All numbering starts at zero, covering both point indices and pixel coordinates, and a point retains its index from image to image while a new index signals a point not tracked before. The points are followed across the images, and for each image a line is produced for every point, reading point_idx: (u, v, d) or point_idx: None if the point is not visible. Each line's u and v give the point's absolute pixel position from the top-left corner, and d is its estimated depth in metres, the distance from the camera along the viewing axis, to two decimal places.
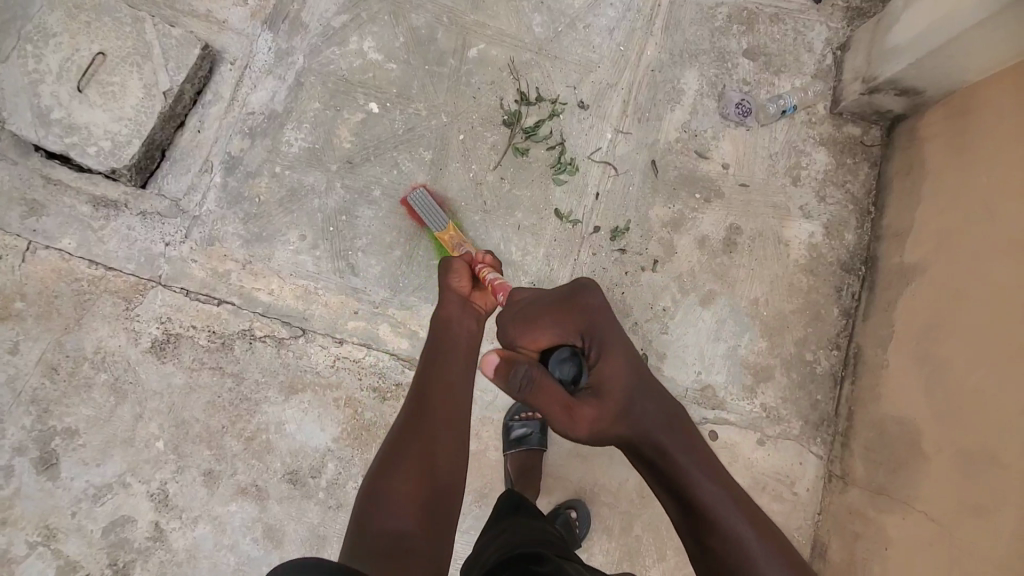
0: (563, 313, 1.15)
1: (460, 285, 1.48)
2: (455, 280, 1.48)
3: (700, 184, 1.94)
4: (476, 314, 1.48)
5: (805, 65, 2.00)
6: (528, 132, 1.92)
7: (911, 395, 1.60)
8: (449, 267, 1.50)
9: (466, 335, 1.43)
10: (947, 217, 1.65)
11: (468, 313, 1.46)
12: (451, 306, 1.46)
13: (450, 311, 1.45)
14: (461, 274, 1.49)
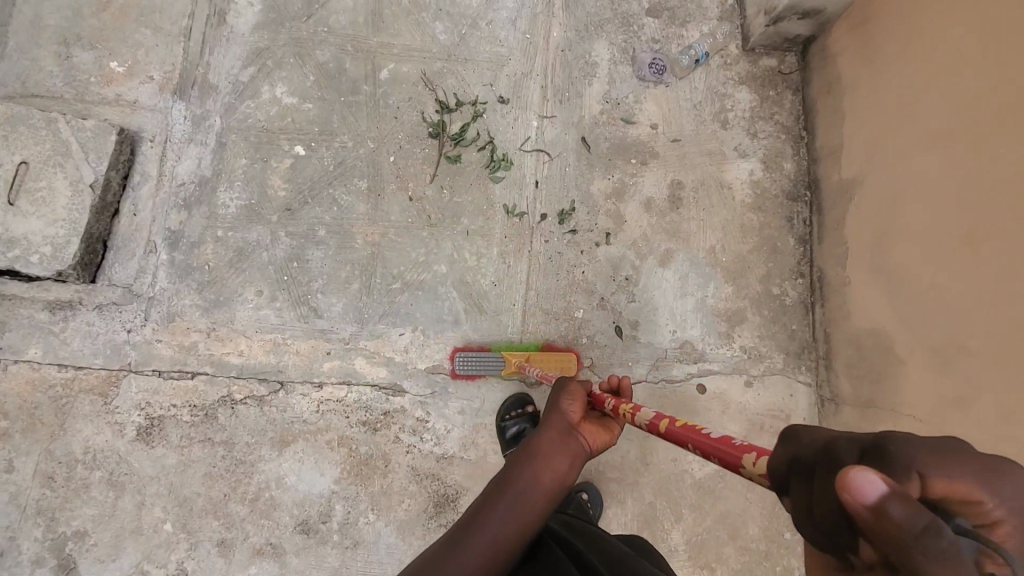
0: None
1: (573, 412, 1.14)
2: (568, 403, 1.16)
3: (633, 149, 1.96)
4: (579, 452, 1.11)
5: (707, 10, 2.02)
6: (456, 139, 1.93)
7: (877, 304, 1.62)
8: (568, 389, 1.19)
9: (554, 476, 1.07)
10: (871, 124, 1.67)
11: (567, 449, 1.09)
12: (552, 430, 1.11)
13: (546, 436, 1.10)
14: (575, 399, 1.17)
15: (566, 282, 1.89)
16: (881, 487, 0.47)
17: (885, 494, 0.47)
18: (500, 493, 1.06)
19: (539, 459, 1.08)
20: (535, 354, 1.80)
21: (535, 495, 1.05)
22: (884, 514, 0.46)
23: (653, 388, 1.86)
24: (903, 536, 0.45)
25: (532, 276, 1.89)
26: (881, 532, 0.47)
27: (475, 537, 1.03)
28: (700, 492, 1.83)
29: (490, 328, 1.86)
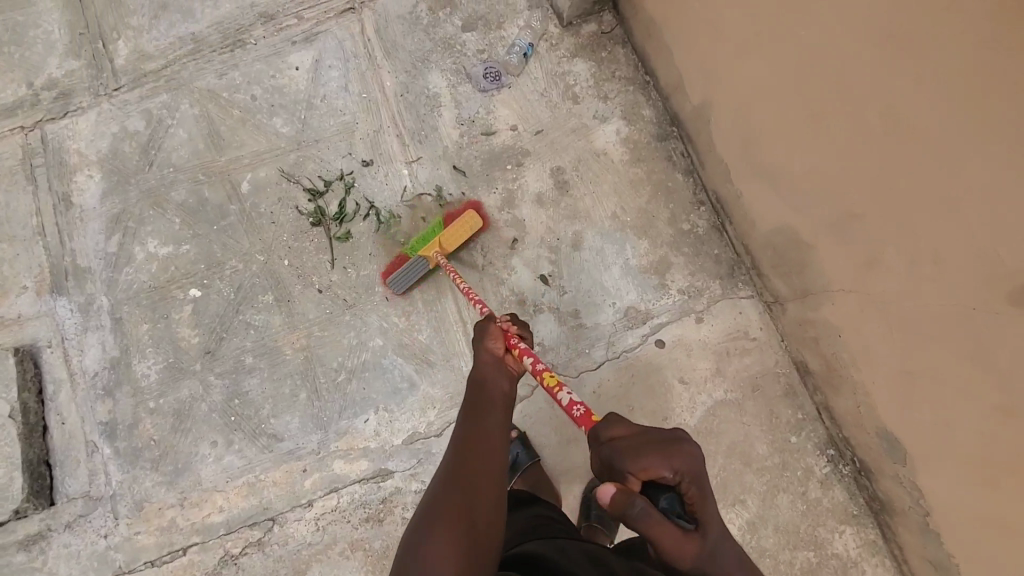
0: (671, 454, 0.94)
1: (496, 347, 1.36)
2: (491, 343, 1.36)
3: (504, 155, 2.00)
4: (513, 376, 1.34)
5: (515, 6, 2.10)
6: (338, 218, 1.93)
7: (771, 203, 1.69)
8: (484, 332, 1.38)
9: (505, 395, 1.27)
10: (695, 48, 1.75)
11: (502, 375, 1.31)
12: (487, 367, 1.32)
13: (486, 371, 1.31)
14: (496, 339, 1.38)
15: (496, 303, 1.91)
16: (608, 494, 0.92)
17: (610, 495, 0.91)
18: (471, 423, 1.19)
19: (489, 389, 1.27)
20: (442, 236, 1.82)
21: (495, 410, 1.22)
22: (614, 506, 0.91)
23: (616, 362, 1.89)
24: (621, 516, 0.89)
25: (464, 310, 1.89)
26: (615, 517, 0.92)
27: (468, 458, 1.11)
28: (702, 438, 1.86)
29: (445, 376, 1.85)
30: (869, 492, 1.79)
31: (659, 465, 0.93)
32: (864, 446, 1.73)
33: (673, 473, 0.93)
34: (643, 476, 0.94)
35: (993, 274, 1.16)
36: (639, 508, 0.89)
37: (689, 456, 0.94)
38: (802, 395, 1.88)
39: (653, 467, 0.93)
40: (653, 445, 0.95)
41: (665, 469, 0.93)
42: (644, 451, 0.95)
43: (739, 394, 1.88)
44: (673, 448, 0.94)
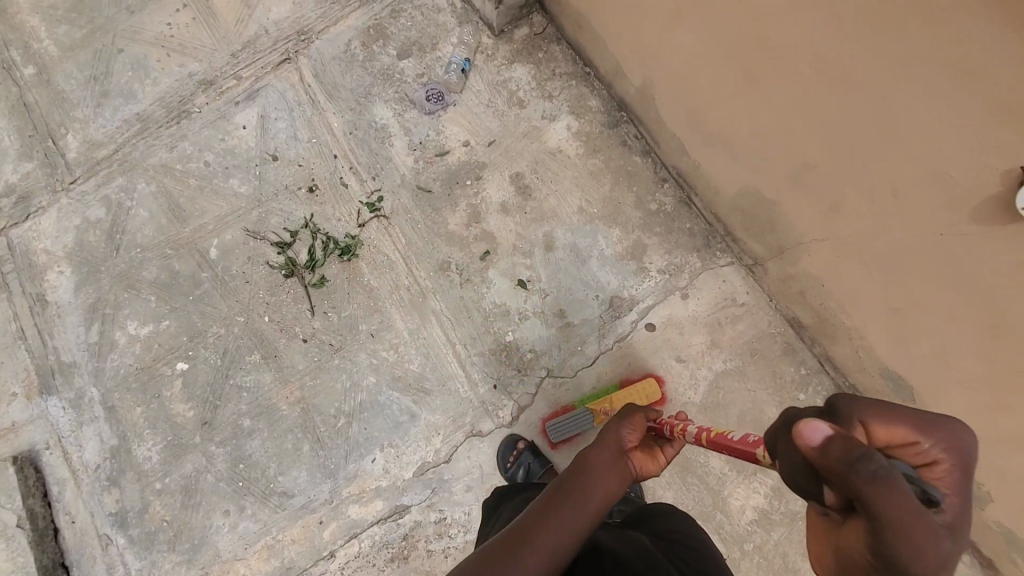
0: (933, 428, 0.67)
1: (630, 439, 1.10)
2: (625, 430, 1.11)
3: (462, 172, 2.00)
4: (628, 477, 1.07)
5: (445, 25, 2.12)
6: (309, 265, 1.92)
7: (729, 169, 1.68)
8: (629, 415, 1.14)
9: (604, 499, 1.01)
10: (624, 32, 1.76)
11: (619, 470, 1.05)
12: (605, 450, 1.07)
13: (602, 457, 1.06)
14: (636, 427, 1.12)
15: (481, 319, 1.89)
16: (822, 435, 0.63)
17: (827, 438, 0.62)
18: (560, 497, 1.00)
19: (595, 475, 1.03)
20: (616, 392, 1.81)
21: (587, 505, 0.99)
22: (824, 450, 0.61)
23: (611, 354, 1.88)
24: (842, 466, 0.59)
25: (451, 332, 1.88)
26: (825, 466, 0.61)
27: (538, 535, 0.94)
28: (711, 412, 1.84)
29: (445, 401, 1.84)
30: None
31: (909, 433, 0.67)
32: (872, 389, 1.71)
33: (933, 447, 0.66)
34: (880, 437, 0.67)
35: (954, 197, 1.14)
36: (881, 464, 0.58)
37: (959, 441, 0.66)
38: (801, 350, 1.86)
39: (900, 432, 0.67)
40: (904, 409, 0.68)
41: (919, 439, 0.66)
42: (889, 415, 0.68)
43: (739, 362, 1.87)
44: (941, 421, 0.67)
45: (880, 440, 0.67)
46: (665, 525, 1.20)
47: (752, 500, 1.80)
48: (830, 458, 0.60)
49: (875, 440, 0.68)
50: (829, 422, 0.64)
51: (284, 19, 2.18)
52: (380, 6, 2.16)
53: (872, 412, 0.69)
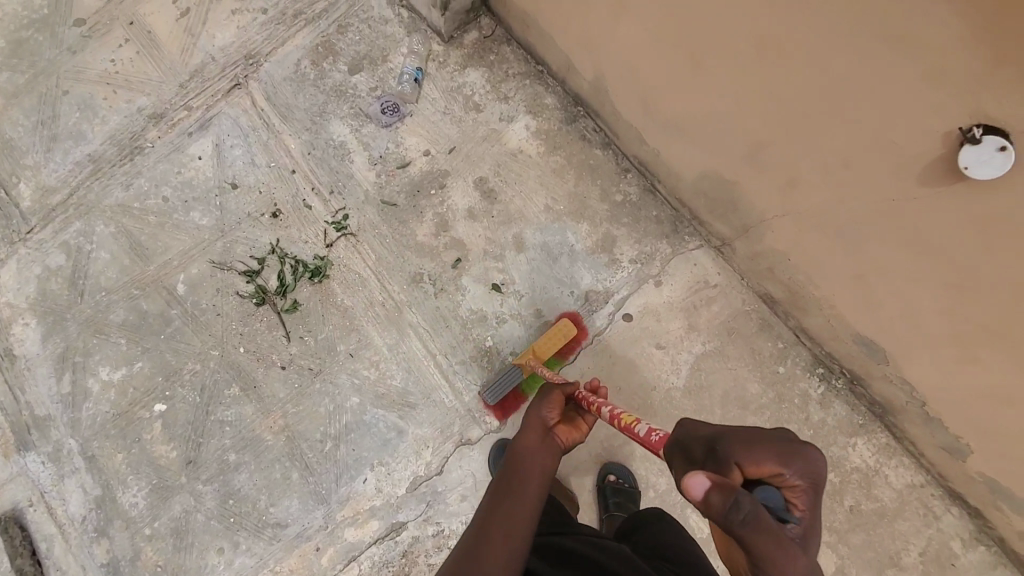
0: (791, 459, 0.81)
1: (550, 416, 1.19)
2: (544, 411, 1.20)
3: (425, 182, 1.99)
4: (560, 448, 1.16)
5: (394, 36, 2.10)
6: (280, 291, 1.90)
7: (687, 154, 1.70)
8: (546, 398, 1.23)
9: (545, 472, 1.10)
10: (570, 28, 1.77)
11: (551, 444, 1.15)
12: (531, 433, 1.16)
13: (531, 440, 1.15)
14: (554, 405, 1.21)
15: (459, 327, 1.88)
16: (704, 488, 0.75)
17: (706, 491, 0.74)
18: (506, 488, 1.07)
19: (529, 456, 1.12)
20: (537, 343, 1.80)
21: (531, 480, 1.08)
22: (708, 503, 0.74)
23: (592, 348, 1.89)
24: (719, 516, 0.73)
25: (430, 343, 1.87)
26: (709, 513, 0.75)
27: (496, 525, 1.00)
28: (695, 395, 1.86)
29: (432, 413, 1.83)
30: (869, 398, 1.81)
31: (773, 465, 0.81)
32: (847, 356, 1.75)
33: (791, 475, 0.80)
34: (750, 470, 0.81)
35: (900, 162, 1.16)
36: (747, 510, 0.73)
37: (811, 464, 0.82)
38: (777, 324, 1.89)
39: (767, 465, 0.81)
40: (770, 444, 0.82)
41: (780, 469, 0.80)
42: (758, 450, 0.82)
43: (717, 342, 1.89)
44: (796, 451, 0.82)
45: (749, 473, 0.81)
46: (682, 551, 1.15)
47: None
48: (712, 510, 0.74)
49: (747, 473, 0.82)
50: (709, 473, 0.76)
51: (230, 45, 2.15)
52: (326, 23, 2.14)
53: (743, 450, 0.83)
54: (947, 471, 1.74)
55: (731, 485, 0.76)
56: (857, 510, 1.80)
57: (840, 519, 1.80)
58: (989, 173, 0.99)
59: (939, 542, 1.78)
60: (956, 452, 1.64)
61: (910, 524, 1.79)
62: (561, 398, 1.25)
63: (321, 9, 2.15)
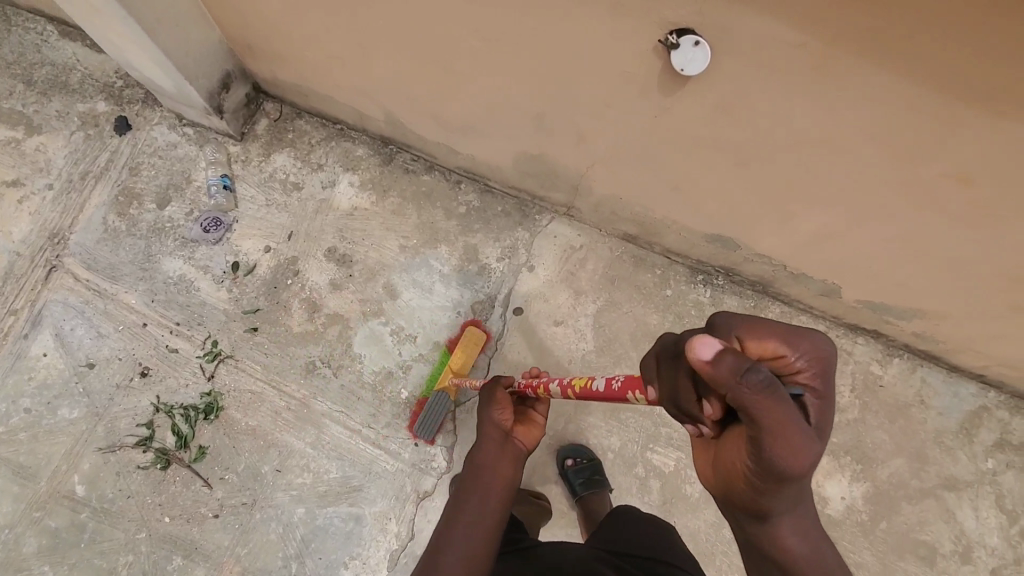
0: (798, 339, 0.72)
1: (503, 419, 1.26)
2: (496, 413, 1.26)
3: (278, 276, 1.96)
4: (518, 455, 1.24)
5: (188, 155, 2.07)
6: (182, 443, 1.82)
7: (493, 146, 1.78)
8: (491, 399, 1.29)
9: (504, 486, 1.18)
10: (342, 83, 1.81)
11: (508, 454, 1.23)
12: (490, 443, 1.23)
13: (490, 452, 1.22)
14: (502, 405, 1.27)
15: (371, 393, 1.87)
16: (712, 349, 0.64)
17: (716, 353, 0.64)
18: (470, 503, 1.14)
19: (487, 468, 1.19)
20: (449, 360, 1.85)
21: (490, 494, 1.16)
22: (714, 369, 0.63)
23: (500, 354, 1.92)
24: (730, 382, 0.63)
25: (350, 422, 1.85)
26: (712, 381, 0.64)
27: (452, 540, 1.08)
28: (608, 351, 1.93)
29: (380, 486, 1.81)
30: (748, 281, 1.95)
31: (778, 344, 0.72)
32: (712, 255, 1.87)
33: (798, 359, 0.71)
34: (752, 352, 0.72)
35: (641, 83, 1.28)
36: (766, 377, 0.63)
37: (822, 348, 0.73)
38: (647, 256, 2.00)
39: (773, 344, 0.72)
40: (775, 323, 0.73)
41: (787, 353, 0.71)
42: (770, 330, 0.72)
43: (605, 295, 1.97)
44: (804, 331, 0.73)
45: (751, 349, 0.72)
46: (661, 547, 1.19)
47: None
48: (722, 379, 0.63)
49: (750, 352, 0.72)
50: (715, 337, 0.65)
51: (30, 232, 2.04)
52: (117, 171, 2.08)
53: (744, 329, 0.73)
54: (836, 312, 1.90)
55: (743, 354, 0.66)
56: None
57: None
58: (700, 67, 1.14)
59: (861, 374, 1.94)
60: (831, 293, 1.79)
61: None
62: (507, 395, 1.31)
63: (106, 160, 2.09)
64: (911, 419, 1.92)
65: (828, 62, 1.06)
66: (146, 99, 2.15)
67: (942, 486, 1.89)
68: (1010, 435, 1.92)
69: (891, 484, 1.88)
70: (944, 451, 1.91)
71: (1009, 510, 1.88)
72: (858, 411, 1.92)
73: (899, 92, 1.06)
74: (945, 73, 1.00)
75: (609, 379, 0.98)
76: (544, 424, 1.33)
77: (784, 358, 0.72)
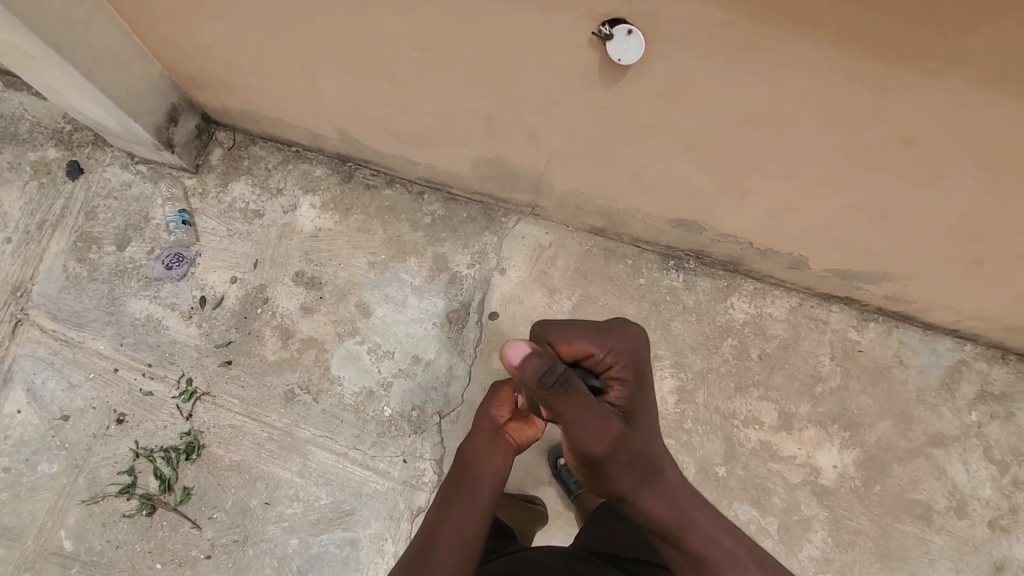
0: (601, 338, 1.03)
1: (500, 415, 1.39)
2: (495, 410, 1.39)
3: (247, 306, 1.93)
4: (508, 449, 1.38)
5: (144, 193, 2.03)
6: (166, 486, 1.79)
7: (449, 153, 1.77)
8: (495, 396, 1.41)
9: (495, 474, 1.33)
10: (291, 105, 1.78)
11: (499, 449, 1.37)
12: (483, 437, 1.38)
13: (483, 441, 1.37)
14: (502, 402, 1.39)
15: (355, 414, 1.85)
16: (522, 352, 0.95)
17: (523, 356, 0.94)
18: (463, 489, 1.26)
19: (480, 458, 1.35)
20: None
21: (482, 478, 1.30)
22: (523, 368, 0.94)
23: (480, 361, 1.90)
24: (531, 378, 0.94)
25: (335, 446, 1.83)
26: (522, 377, 0.96)
27: (448, 518, 1.18)
28: None
29: (372, 507, 1.79)
30: (718, 262, 1.96)
31: (586, 342, 1.03)
32: (679, 239, 1.87)
33: (602, 352, 1.02)
34: (569, 351, 1.04)
35: (583, 76, 1.27)
36: (557, 372, 0.94)
37: (620, 340, 1.03)
38: (617, 247, 2.00)
39: (581, 341, 1.02)
40: (583, 327, 1.03)
41: (593, 349, 1.03)
42: (576, 335, 1.03)
43: (579, 290, 1.96)
44: (607, 328, 1.04)
45: (565, 351, 1.03)
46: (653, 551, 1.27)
47: (665, 388, 1.91)
48: (530, 374, 0.94)
49: (565, 352, 1.04)
50: (525, 343, 0.96)
51: None
52: (72, 216, 2.03)
53: (561, 334, 1.04)
54: (808, 283, 1.91)
55: (547, 354, 0.96)
56: (766, 356, 1.93)
57: (757, 371, 1.93)
58: (636, 54, 1.14)
59: (839, 341, 1.95)
60: (800, 265, 1.80)
61: (810, 341, 1.95)
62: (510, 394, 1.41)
63: (61, 207, 2.04)
64: (893, 381, 1.93)
65: (761, 38, 1.06)
66: (95, 140, 2.10)
67: (930, 444, 1.90)
68: (990, 386, 1.94)
69: (880, 447, 1.90)
70: (927, 408, 1.92)
71: (998, 460, 1.90)
72: (840, 378, 1.93)
73: (831, 62, 1.07)
74: (873, 39, 1.00)
75: None
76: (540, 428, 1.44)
77: (592, 351, 1.03)
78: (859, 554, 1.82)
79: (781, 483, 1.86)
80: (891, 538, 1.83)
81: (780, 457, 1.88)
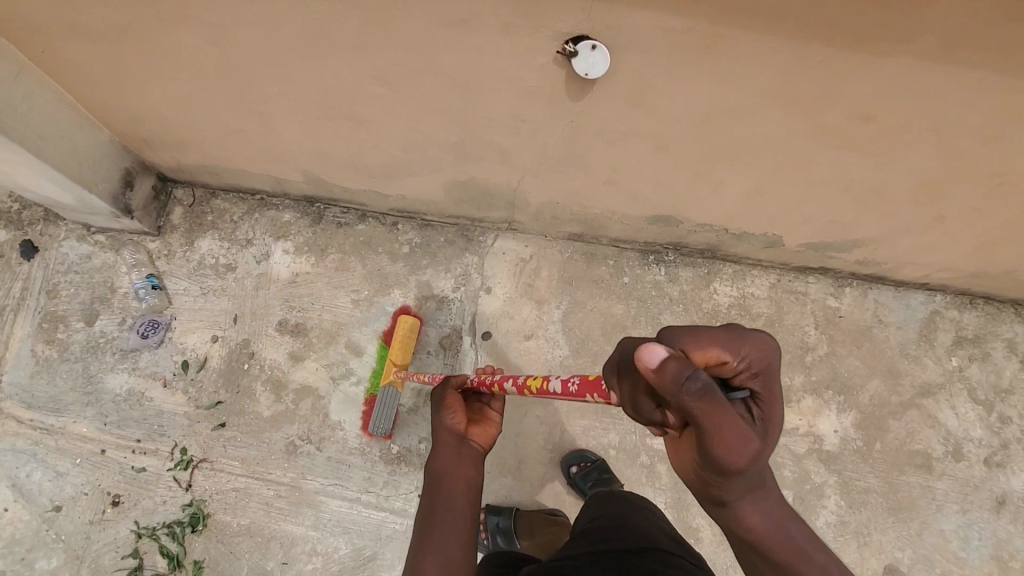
0: (737, 343, 0.75)
1: (459, 417, 1.22)
2: (452, 412, 1.22)
3: (234, 364, 1.87)
4: (478, 450, 1.22)
5: (106, 263, 1.95)
6: (176, 564, 1.71)
7: (421, 182, 1.76)
8: (445, 401, 1.25)
9: (470, 479, 1.17)
10: (253, 155, 1.75)
11: (470, 451, 1.20)
12: (448, 441, 1.20)
13: (448, 451, 1.19)
14: (455, 409, 1.23)
15: (361, 456, 1.81)
16: (661, 356, 0.67)
17: (662, 359, 0.66)
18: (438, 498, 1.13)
19: (451, 464, 1.17)
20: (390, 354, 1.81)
21: (455, 495, 1.13)
22: (662, 373, 0.66)
23: None
24: (675, 386, 0.66)
25: (347, 492, 1.78)
26: (662, 384, 0.67)
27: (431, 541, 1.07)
28: (583, 351, 1.93)
29: (394, 547, 1.76)
30: (696, 251, 2.00)
31: (719, 352, 0.74)
32: (657, 234, 1.91)
33: (736, 362, 0.75)
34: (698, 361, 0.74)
35: (551, 93, 1.29)
36: (705, 382, 0.66)
37: (762, 344, 0.76)
38: (597, 250, 2.02)
39: (714, 351, 0.74)
40: (714, 332, 0.76)
41: (725, 357, 0.75)
42: (705, 336, 0.75)
43: (567, 298, 1.98)
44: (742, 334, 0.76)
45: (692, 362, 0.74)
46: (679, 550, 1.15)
47: None
48: (669, 382, 0.66)
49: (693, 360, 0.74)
50: (660, 344, 0.67)
51: None
52: (32, 297, 1.92)
53: (686, 337, 0.76)
54: (783, 260, 1.97)
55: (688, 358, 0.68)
56: None
57: None
58: (601, 68, 1.17)
59: (820, 309, 2.02)
60: (774, 243, 1.86)
61: (794, 313, 2.01)
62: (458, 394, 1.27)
63: (20, 290, 1.93)
64: (876, 340, 2.01)
65: (720, 40, 1.10)
66: (46, 216, 2.00)
67: (919, 395, 1.98)
68: (964, 331, 2.04)
69: (875, 406, 1.97)
70: (912, 361, 2.01)
71: (983, 400, 1.99)
72: (827, 345, 2.00)
73: (788, 53, 1.11)
74: (829, 25, 1.05)
75: (561, 381, 0.98)
76: (498, 418, 1.30)
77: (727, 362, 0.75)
78: (873, 512, 1.88)
79: (789, 456, 1.91)
80: (899, 491, 1.90)
81: (784, 431, 1.93)
